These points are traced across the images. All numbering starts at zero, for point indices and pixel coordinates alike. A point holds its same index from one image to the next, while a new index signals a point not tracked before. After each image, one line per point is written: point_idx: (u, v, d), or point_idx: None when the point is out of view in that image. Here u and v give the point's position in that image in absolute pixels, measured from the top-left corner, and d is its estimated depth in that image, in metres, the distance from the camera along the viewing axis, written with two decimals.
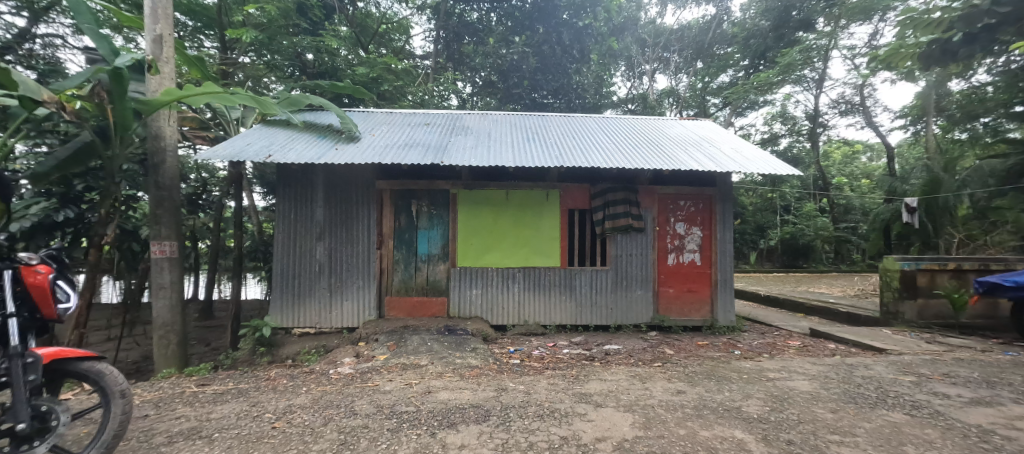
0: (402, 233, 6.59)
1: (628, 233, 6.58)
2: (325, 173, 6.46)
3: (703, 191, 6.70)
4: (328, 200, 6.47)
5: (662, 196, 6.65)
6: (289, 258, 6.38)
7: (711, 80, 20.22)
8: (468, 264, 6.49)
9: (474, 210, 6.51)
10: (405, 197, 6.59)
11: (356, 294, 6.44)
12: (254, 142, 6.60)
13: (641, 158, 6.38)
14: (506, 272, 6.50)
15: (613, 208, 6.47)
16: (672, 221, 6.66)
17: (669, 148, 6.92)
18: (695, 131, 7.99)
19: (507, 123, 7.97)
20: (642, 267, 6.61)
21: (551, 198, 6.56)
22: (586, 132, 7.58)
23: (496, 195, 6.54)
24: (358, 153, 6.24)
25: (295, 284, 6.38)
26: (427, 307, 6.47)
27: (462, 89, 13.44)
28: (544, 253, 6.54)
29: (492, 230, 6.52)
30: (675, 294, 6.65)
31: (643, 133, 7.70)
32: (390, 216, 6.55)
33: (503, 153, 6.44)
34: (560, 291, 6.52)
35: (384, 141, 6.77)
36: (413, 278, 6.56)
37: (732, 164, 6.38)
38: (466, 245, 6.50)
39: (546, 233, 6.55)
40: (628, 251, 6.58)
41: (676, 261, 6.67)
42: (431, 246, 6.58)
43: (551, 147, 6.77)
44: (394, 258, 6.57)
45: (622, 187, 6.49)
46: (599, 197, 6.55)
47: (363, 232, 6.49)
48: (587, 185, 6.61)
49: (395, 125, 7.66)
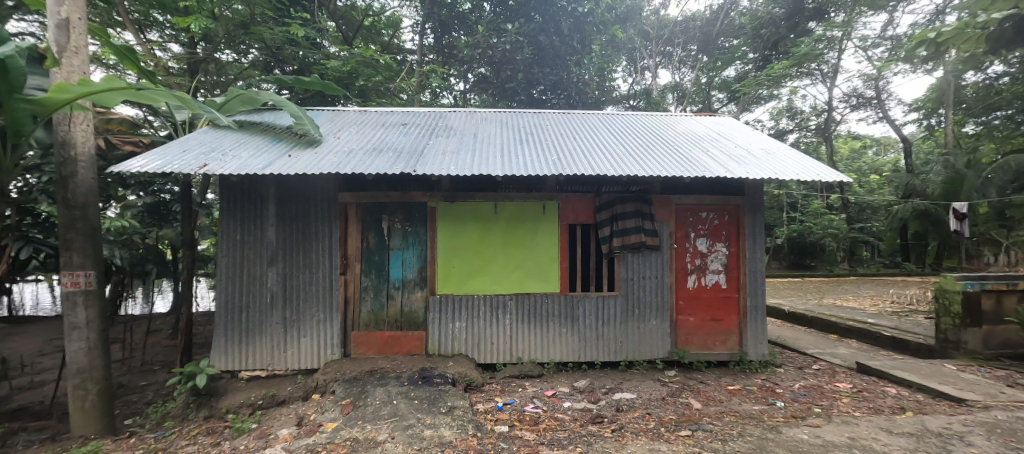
0: (371, 255, 5.54)
1: (640, 252, 5.52)
2: (278, 184, 5.42)
3: (728, 200, 5.62)
4: (282, 217, 5.44)
5: (680, 207, 5.59)
6: (235, 288, 5.35)
7: (717, 74, 19.02)
8: (450, 291, 5.44)
9: (457, 227, 5.45)
10: (374, 212, 5.54)
11: (317, 329, 5.39)
12: (191, 148, 5.51)
13: (655, 163, 5.30)
14: (495, 301, 5.45)
15: (623, 223, 5.43)
16: (692, 236, 5.61)
17: (687, 150, 5.84)
18: (715, 129, 6.90)
19: (497, 122, 6.91)
20: (657, 292, 5.55)
21: (548, 212, 5.50)
22: (589, 132, 6.50)
23: (482, 209, 5.48)
24: (315, 160, 5.17)
25: (243, 319, 5.34)
26: (401, 343, 5.43)
27: (454, 86, 12.39)
28: (540, 277, 5.48)
29: (479, 250, 5.46)
30: (696, 323, 5.60)
31: (655, 132, 6.62)
32: (356, 234, 5.51)
33: (490, 158, 5.37)
34: (560, 322, 5.47)
35: (350, 145, 5.69)
36: (385, 309, 5.51)
37: (765, 170, 5.26)
38: (447, 269, 5.45)
39: (543, 253, 5.50)
40: (641, 273, 5.53)
41: (697, 284, 5.62)
42: (405, 270, 5.53)
43: (548, 151, 5.69)
44: (361, 285, 5.52)
45: (633, 198, 5.44)
46: (605, 209, 5.48)
47: (323, 254, 5.44)
48: (591, 196, 5.54)
49: (367, 125, 6.59)
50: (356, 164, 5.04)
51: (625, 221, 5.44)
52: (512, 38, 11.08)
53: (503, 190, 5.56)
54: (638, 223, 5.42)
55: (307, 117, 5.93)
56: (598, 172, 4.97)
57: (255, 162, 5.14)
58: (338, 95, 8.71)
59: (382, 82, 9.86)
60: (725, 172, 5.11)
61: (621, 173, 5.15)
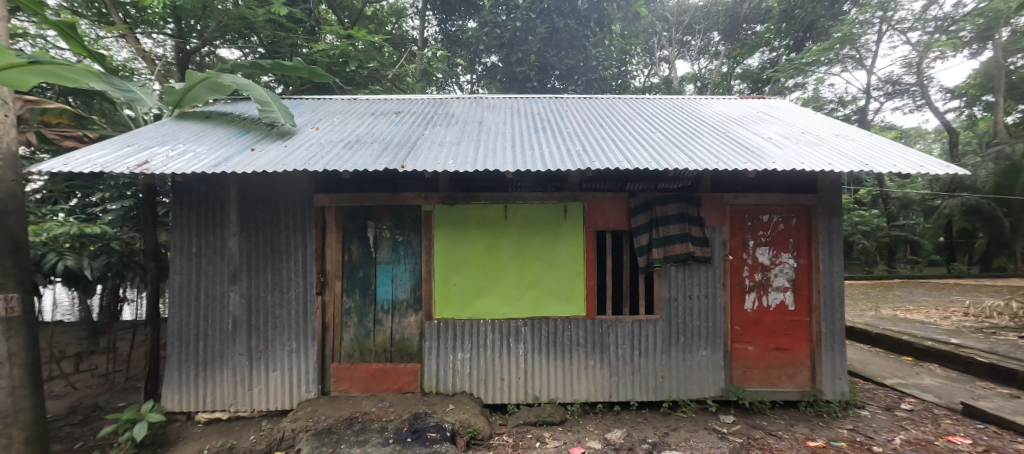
0: (355, 270, 4.55)
1: (687, 265, 4.43)
2: (241, 185, 4.45)
3: (796, 200, 4.49)
4: (245, 225, 4.47)
5: (736, 209, 4.48)
6: (192, 311, 4.42)
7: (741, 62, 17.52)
8: (450, 315, 4.41)
9: (459, 236, 4.43)
10: (357, 218, 4.56)
11: (287, 363, 4.42)
12: (137, 143, 4.57)
13: (707, 155, 4.18)
14: (506, 327, 4.40)
15: (664, 230, 4.34)
16: (752, 245, 4.50)
17: (742, 137, 4.70)
18: (769, 112, 5.72)
19: (507, 109, 5.84)
20: (707, 316, 4.45)
21: (570, 217, 4.43)
22: (619, 119, 5.39)
23: (489, 212, 4.42)
24: (281, 155, 4.18)
25: (200, 350, 4.41)
26: (391, 379, 4.42)
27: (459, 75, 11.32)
28: (562, 297, 4.42)
29: (485, 264, 4.43)
30: (756, 353, 4.51)
31: (698, 117, 5.48)
32: (336, 246, 4.52)
33: (499, 150, 4.31)
34: (586, 354, 4.41)
35: (329, 137, 4.70)
36: (371, 336, 4.52)
37: (850, 160, 4.06)
38: (446, 288, 4.42)
39: (565, 267, 4.43)
40: (688, 292, 4.43)
41: (756, 305, 4.51)
42: (395, 289, 4.53)
43: (571, 141, 4.61)
44: (342, 308, 4.53)
45: (677, 198, 4.35)
46: (644, 212, 4.38)
47: (296, 271, 4.46)
48: (624, 197, 4.45)
49: (354, 114, 5.58)
50: (331, 160, 4.03)
51: (668, 227, 4.34)
52: (522, 16, 9.93)
53: (515, 190, 4.51)
54: (684, 229, 4.34)
55: (277, 102, 4.93)
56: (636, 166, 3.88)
57: (209, 158, 4.18)
58: (329, 83, 7.71)
59: (379, 69, 8.82)
60: (799, 163, 3.96)
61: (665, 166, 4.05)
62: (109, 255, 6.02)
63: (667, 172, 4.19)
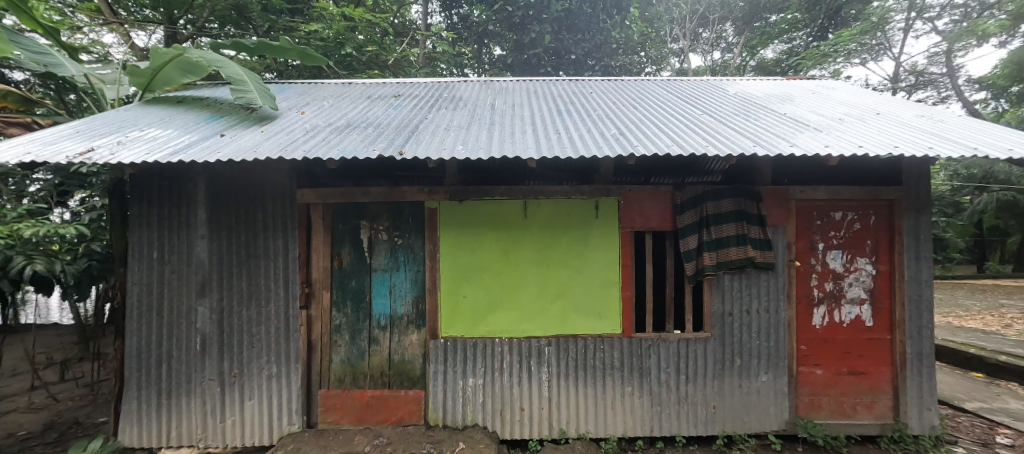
0: (345, 279, 3.83)
1: (744, 273, 3.67)
2: (210, 178, 3.75)
3: (876, 194, 3.71)
4: (216, 226, 3.76)
5: (802, 205, 3.72)
6: (154, 328, 3.72)
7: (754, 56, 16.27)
8: (459, 332, 3.68)
9: (470, 238, 3.69)
10: (349, 217, 3.84)
11: (266, 390, 3.71)
12: (93, 129, 3.89)
13: (771, 138, 3.42)
14: (526, 348, 3.67)
15: (717, 230, 3.59)
16: (821, 248, 3.75)
17: (807, 118, 3.92)
18: (827, 92, 4.93)
19: (523, 91, 5.10)
20: (768, 334, 3.69)
21: (603, 215, 3.68)
22: (655, 101, 4.63)
23: (506, 209, 3.69)
24: (254, 142, 3.45)
25: (163, 374, 3.71)
26: (389, 408, 3.70)
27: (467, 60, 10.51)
28: (592, 313, 3.68)
29: (501, 272, 3.69)
30: (826, 378, 3.77)
31: (746, 98, 4.70)
32: (323, 250, 3.81)
33: (517, 135, 3.57)
34: (622, 379, 3.67)
35: (315, 121, 3.98)
36: (365, 358, 3.80)
37: (954, 144, 3.28)
38: (454, 300, 3.69)
39: (596, 276, 3.68)
40: (746, 306, 3.67)
41: (826, 321, 3.77)
42: (394, 301, 3.81)
43: (603, 124, 3.85)
44: (332, 324, 3.82)
45: (731, 192, 3.61)
46: (692, 209, 3.63)
47: (275, 280, 3.74)
48: (668, 191, 3.70)
49: (347, 98, 4.85)
50: (312, 147, 3.31)
51: (723, 227, 3.59)
52: None
53: (537, 184, 3.78)
54: (741, 230, 3.59)
55: (255, 79, 4.19)
56: (686, 152, 3.13)
57: (167, 145, 3.47)
58: (322, 67, 7.00)
59: (377, 54, 8.07)
60: (891, 147, 3.19)
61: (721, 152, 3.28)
62: (91, 257, 4.88)
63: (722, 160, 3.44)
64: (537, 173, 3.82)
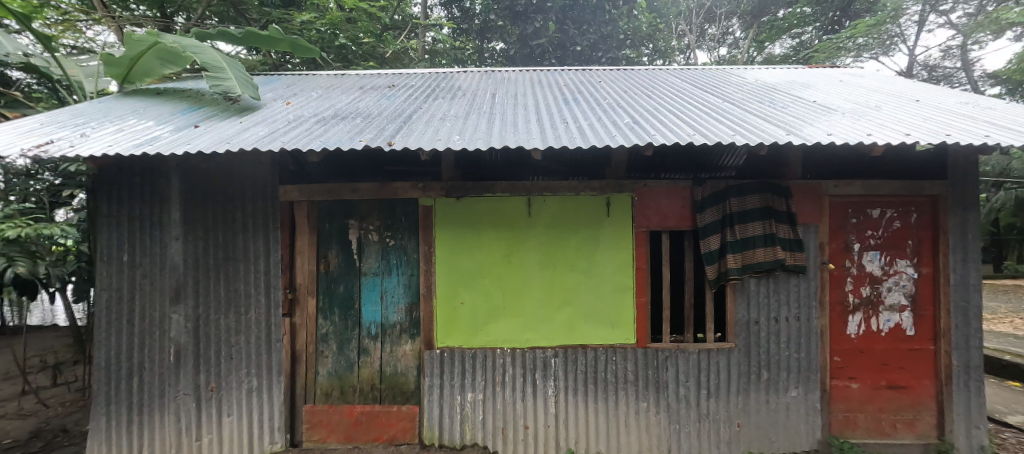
0: (332, 285, 3.50)
1: (772, 277, 3.31)
2: (184, 174, 3.42)
3: (919, 190, 3.35)
4: (191, 226, 3.43)
5: (835, 202, 3.37)
6: (124, 338, 3.40)
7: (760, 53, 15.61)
8: (457, 342, 3.35)
9: (468, 239, 3.36)
10: (336, 216, 3.52)
11: (245, 406, 3.39)
12: (60, 121, 3.58)
13: (804, 126, 3.05)
14: (531, 360, 3.33)
15: (742, 229, 3.24)
16: (857, 249, 3.40)
17: (840, 105, 3.55)
18: (854, 80, 4.56)
19: (527, 81, 4.75)
20: (799, 345, 3.34)
21: (615, 214, 3.33)
22: (670, 90, 4.26)
23: (509, 206, 3.35)
24: (229, 133, 3.12)
25: (135, 387, 3.40)
26: (380, 426, 3.38)
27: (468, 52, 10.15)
28: (603, 321, 3.33)
29: (503, 276, 3.35)
30: (862, 393, 3.41)
31: (768, 86, 4.33)
32: (308, 253, 3.48)
33: (521, 125, 3.22)
34: (636, 395, 3.32)
35: (300, 112, 3.64)
36: (354, 370, 3.48)
37: (1013, 132, 2.90)
38: (452, 307, 3.35)
39: (607, 280, 3.33)
40: (774, 314, 3.32)
41: (863, 329, 3.41)
42: (385, 308, 3.48)
43: (614, 113, 3.49)
44: (318, 334, 3.49)
45: (758, 187, 3.26)
46: (714, 206, 3.28)
47: (255, 285, 3.41)
48: (687, 186, 3.34)
49: (338, 89, 4.52)
50: (292, 138, 2.98)
51: (749, 226, 3.23)
52: None
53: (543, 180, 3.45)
54: (769, 229, 3.24)
55: (234, 66, 3.86)
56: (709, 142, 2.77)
57: (133, 137, 3.14)
58: (315, 59, 6.67)
59: (374, 45, 7.72)
60: (941, 135, 2.83)
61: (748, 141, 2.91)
62: (79, 260, 4.63)
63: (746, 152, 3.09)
64: (543, 168, 3.48)
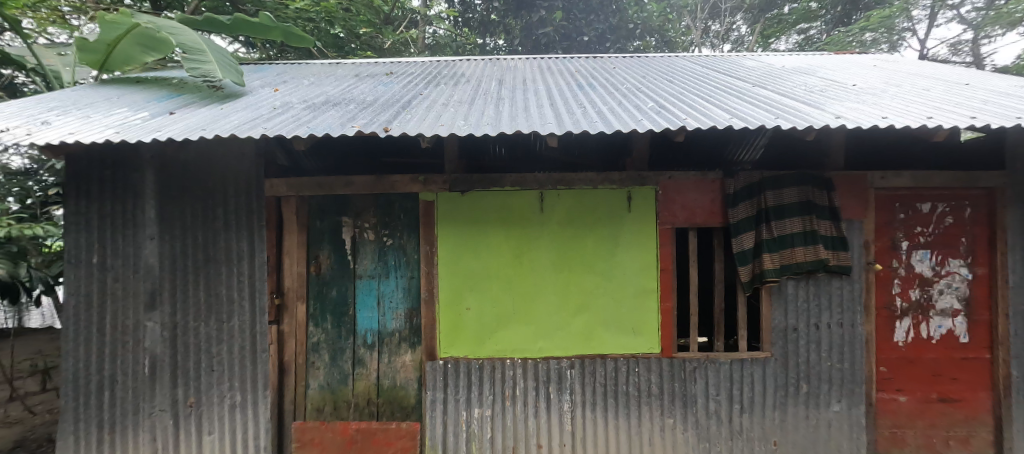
0: (324, 289, 3.18)
1: (812, 279, 2.97)
2: (159, 166, 3.09)
3: (975, 181, 3.01)
4: (167, 225, 3.10)
5: (881, 195, 3.03)
6: (94, 348, 3.07)
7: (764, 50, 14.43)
8: (462, 352, 3.02)
9: (474, 238, 3.03)
10: (329, 213, 3.20)
11: (227, 423, 3.07)
12: (23, 108, 3.24)
13: (852, 108, 2.71)
14: (544, 372, 3.00)
15: (779, 226, 2.91)
16: (905, 247, 3.07)
17: (885, 88, 3.21)
18: (889, 65, 4.22)
19: (535, 68, 4.42)
20: (842, 354, 3.00)
21: (637, 209, 3.00)
22: (692, 75, 3.92)
23: (518, 201, 3.02)
24: (207, 119, 2.79)
25: (106, 403, 3.07)
26: (377, 444, 2.94)
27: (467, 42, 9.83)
28: (624, 328, 3.00)
29: (513, 279, 3.02)
30: (911, 407, 3.08)
31: (799, 71, 3.98)
32: (297, 253, 3.15)
33: (533, 109, 2.88)
34: (661, 410, 3.00)
35: (288, 98, 3.30)
36: (349, 383, 3.16)
37: None
38: (456, 313, 3.02)
39: (628, 282, 3.01)
40: (814, 320, 2.99)
41: (911, 336, 3.08)
42: (383, 314, 3.16)
43: (636, 96, 3.14)
44: (308, 343, 3.17)
45: (796, 179, 2.93)
46: (747, 200, 2.95)
47: (238, 290, 3.08)
48: (717, 179, 3.00)
49: (331, 77, 4.19)
50: (275, 124, 2.64)
51: (787, 223, 2.91)
52: None
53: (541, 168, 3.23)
54: (809, 226, 2.91)
55: (216, 49, 3.54)
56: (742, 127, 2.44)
57: (100, 124, 2.81)
58: (310, 49, 6.33)
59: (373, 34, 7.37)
60: (1012, 118, 2.49)
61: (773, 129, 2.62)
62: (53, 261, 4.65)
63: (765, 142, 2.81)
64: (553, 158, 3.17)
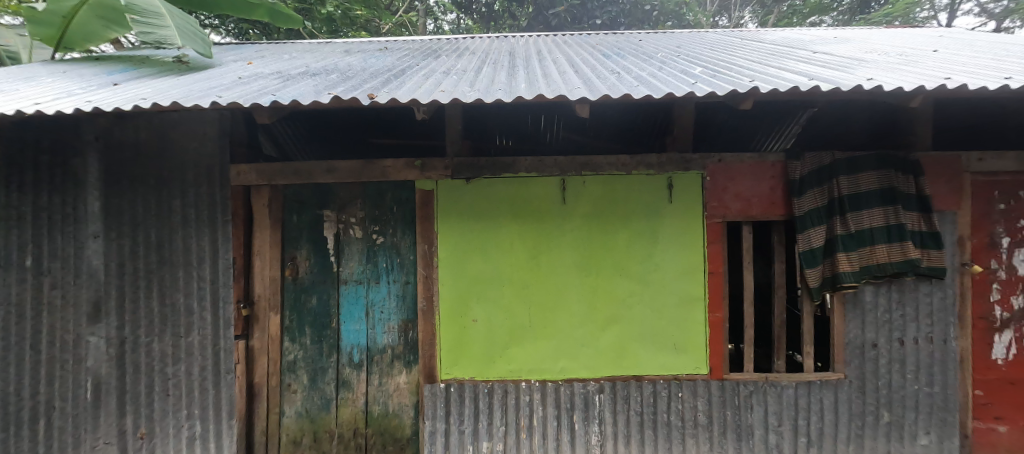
0: (303, 296, 2.66)
1: (895, 284, 2.43)
2: (102, 148, 2.55)
3: None
4: (114, 220, 2.56)
5: (978, 182, 2.48)
6: (24, 369, 2.53)
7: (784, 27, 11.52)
8: (467, 374, 2.49)
9: (482, 235, 2.50)
10: (308, 207, 2.67)
11: None
12: None
13: (956, 70, 2.16)
14: (567, 398, 2.48)
15: (856, 219, 2.37)
16: (1007, 245, 2.50)
17: (977, 52, 2.66)
18: (959, 34, 3.65)
19: (550, 41, 3.88)
20: (931, 377, 2.46)
21: (680, 200, 2.46)
22: (734, 44, 3.37)
23: (534, 190, 2.49)
24: (154, 89, 2.27)
25: (40, 435, 2.55)
26: None
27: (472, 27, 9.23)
28: (665, 344, 2.47)
29: (528, 284, 2.49)
30: (1014, 440, 2.52)
31: (857, 40, 3.42)
32: (270, 254, 2.63)
33: (555, 76, 2.35)
34: (710, 445, 2.46)
35: (261, 69, 2.78)
36: (332, 410, 2.64)
37: None
38: (460, 325, 2.49)
39: (669, 288, 2.47)
40: (896, 334, 2.45)
41: (1015, 354, 2.52)
42: (372, 327, 2.63)
43: (681, 61, 2.58)
44: (284, 361, 2.65)
45: (877, 161, 2.39)
46: (815, 188, 2.42)
47: (198, 298, 2.56)
48: (777, 162, 2.47)
49: (318, 51, 3.66)
50: (235, 93, 2.12)
51: (865, 215, 2.37)
52: None
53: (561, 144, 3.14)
54: (891, 220, 2.37)
55: (178, 15, 3.04)
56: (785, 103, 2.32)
57: (23, 97, 2.29)
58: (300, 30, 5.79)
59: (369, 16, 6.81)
60: None
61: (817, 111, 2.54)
62: None
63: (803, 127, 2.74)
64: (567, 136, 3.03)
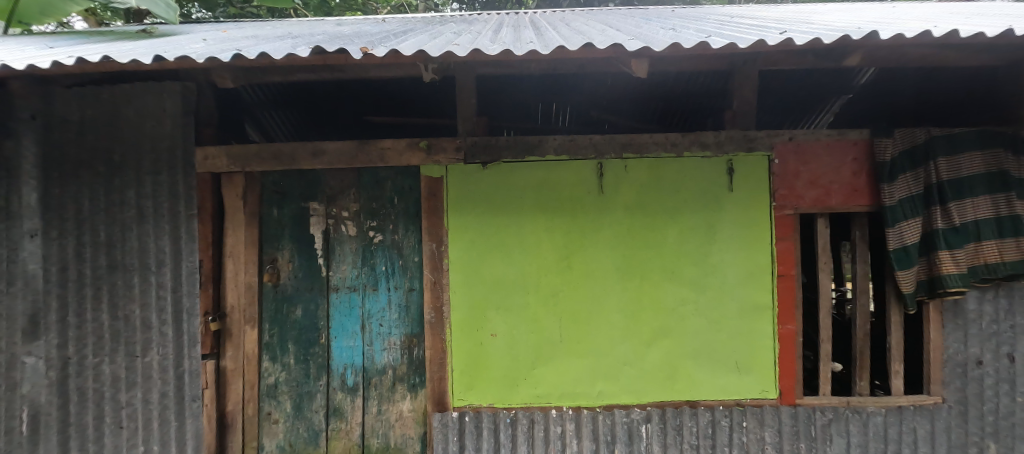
0: (285, 307, 2.21)
1: (1004, 288, 2.00)
2: (40, 127, 1.97)
3: None
4: (56, 215, 1.99)
5: None
6: None
7: None
8: (486, 400, 2.06)
9: (501, 231, 2.06)
10: (291, 198, 2.22)
11: None
12: None
13: None
14: (607, 429, 2.05)
15: (959, 209, 1.94)
16: None
17: None
18: None
19: None
20: None
21: (741, 187, 2.03)
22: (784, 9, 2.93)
23: (564, 176, 2.05)
24: (93, 49, 1.81)
25: None
26: None
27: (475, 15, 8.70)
28: (725, 363, 2.03)
29: (558, 291, 2.05)
30: None
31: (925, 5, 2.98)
32: (246, 256, 2.18)
33: (592, 32, 1.90)
34: None
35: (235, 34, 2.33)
36: (321, 444, 2.20)
37: None
38: (476, 341, 2.06)
39: (729, 295, 2.04)
40: (1005, 349, 2.02)
41: None
42: (369, 343, 2.18)
43: (741, 19, 2.14)
44: (264, 385, 2.21)
45: (985, 138, 1.95)
46: (906, 172, 1.99)
47: (156, 310, 2.08)
48: (860, 140, 2.04)
49: (306, 22, 3.21)
50: (192, 51, 1.67)
51: (970, 204, 1.94)
52: None
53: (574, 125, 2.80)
54: (1003, 210, 1.94)
55: None
56: (837, 78, 2.27)
57: None
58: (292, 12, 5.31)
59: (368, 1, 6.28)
60: None
61: (861, 95, 2.55)
62: None
63: (838, 115, 2.77)
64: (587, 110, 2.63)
